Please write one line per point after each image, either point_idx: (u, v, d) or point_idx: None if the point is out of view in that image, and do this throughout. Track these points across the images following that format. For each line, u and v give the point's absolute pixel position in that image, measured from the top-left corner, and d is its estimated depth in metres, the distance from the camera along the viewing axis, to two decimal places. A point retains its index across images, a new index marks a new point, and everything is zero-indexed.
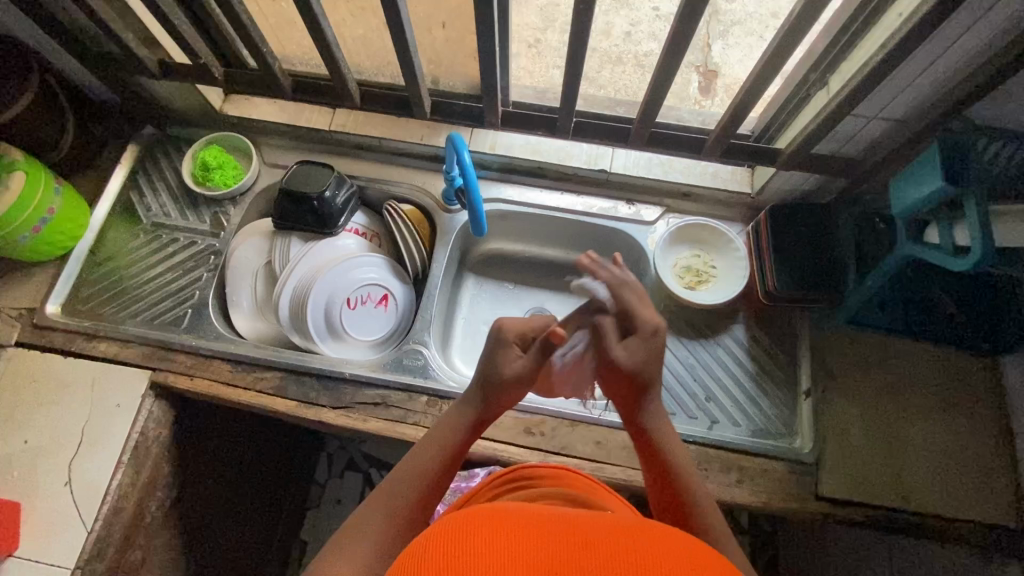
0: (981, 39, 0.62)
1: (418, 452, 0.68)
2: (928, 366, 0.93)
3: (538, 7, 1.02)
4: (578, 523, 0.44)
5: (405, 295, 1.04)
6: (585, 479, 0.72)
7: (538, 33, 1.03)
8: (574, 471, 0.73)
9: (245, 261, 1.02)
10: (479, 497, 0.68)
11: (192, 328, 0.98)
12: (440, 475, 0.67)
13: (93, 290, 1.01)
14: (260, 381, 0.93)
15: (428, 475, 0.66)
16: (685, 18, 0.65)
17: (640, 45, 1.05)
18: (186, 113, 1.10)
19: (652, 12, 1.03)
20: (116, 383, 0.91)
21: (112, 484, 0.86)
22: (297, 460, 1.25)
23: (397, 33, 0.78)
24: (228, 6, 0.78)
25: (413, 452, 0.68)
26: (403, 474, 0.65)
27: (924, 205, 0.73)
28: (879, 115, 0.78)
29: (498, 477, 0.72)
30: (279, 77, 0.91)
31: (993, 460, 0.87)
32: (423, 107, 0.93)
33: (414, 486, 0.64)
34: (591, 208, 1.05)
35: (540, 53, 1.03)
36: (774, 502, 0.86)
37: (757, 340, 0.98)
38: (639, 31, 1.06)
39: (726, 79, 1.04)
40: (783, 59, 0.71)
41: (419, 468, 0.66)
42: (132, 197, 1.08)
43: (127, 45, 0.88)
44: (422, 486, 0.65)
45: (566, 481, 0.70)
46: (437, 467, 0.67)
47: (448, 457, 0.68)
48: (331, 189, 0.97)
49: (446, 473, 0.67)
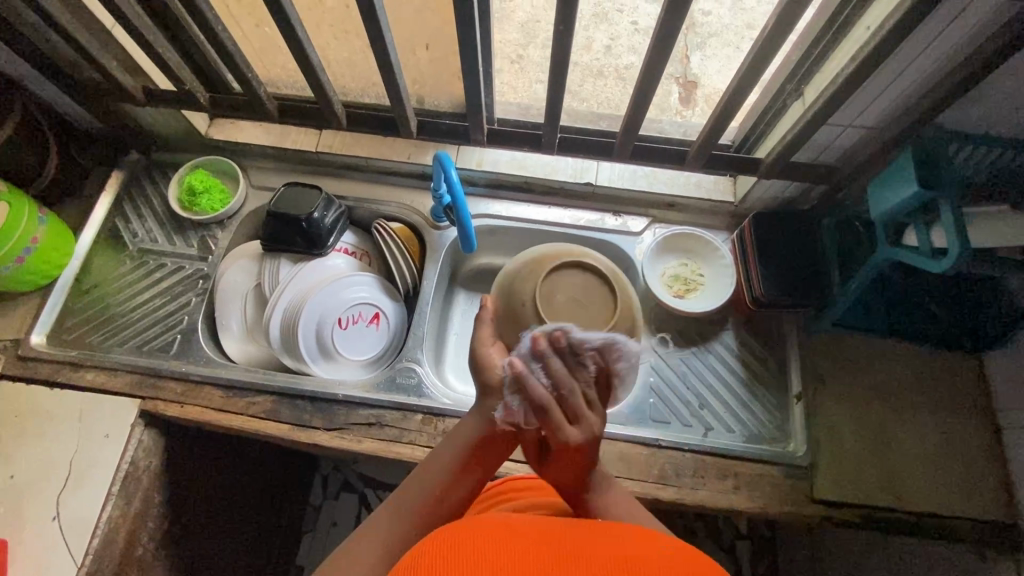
0: (944, 51, 0.65)
1: (438, 455, 0.64)
2: (916, 366, 0.95)
3: (519, 24, 1.09)
4: (572, 533, 0.46)
5: (396, 314, 1.04)
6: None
7: (520, 49, 1.09)
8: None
9: (234, 284, 1.02)
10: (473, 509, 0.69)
11: (182, 354, 0.97)
12: (460, 478, 0.62)
13: (79, 319, 1.00)
14: (253, 406, 0.93)
15: (444, 480, 0.61)
16: (663, 35, 0.67)
17: (620, 58, 1.09)
18: (171, 138, 1.10)
19: (631, 27, 1.09)
20: (104, 413, 0.90)
21: (102, 516, 0.84)
22: (293, 484, 1.24)
23: (383, 57, 0.79)
24: (213, 32, 0.79)
25: (433, 455, 0.64)
26: (417, 483, 0.62)
27: (900, 208, 0.75)
28: (854, 124, 0.80)
29: (488, 491, 0.72)
30: (266, 101, 0.92)
31: (982, 457, 0.89)
32: (410, 127, 0.94)
33: (426, 494, 0.60)
34: (579, 221, 1.07)
35: (523, 68, 1.07)
36: (769, 507, 0.87)
37: (746, 346, 0.99)
38: (619, 45, 1.11)
39: (705, 90, 1.08)
40: (760, 72, 0.73)
41: (436, 473, 0.62)
42: (118, 223, 1.07)
43: (111, 74, 0.88)
44: (438, 494, 0.60)
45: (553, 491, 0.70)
46: (454, 469, 0.62)
47: (468, 458, 0.63)
48: (319, 210, 0.98)
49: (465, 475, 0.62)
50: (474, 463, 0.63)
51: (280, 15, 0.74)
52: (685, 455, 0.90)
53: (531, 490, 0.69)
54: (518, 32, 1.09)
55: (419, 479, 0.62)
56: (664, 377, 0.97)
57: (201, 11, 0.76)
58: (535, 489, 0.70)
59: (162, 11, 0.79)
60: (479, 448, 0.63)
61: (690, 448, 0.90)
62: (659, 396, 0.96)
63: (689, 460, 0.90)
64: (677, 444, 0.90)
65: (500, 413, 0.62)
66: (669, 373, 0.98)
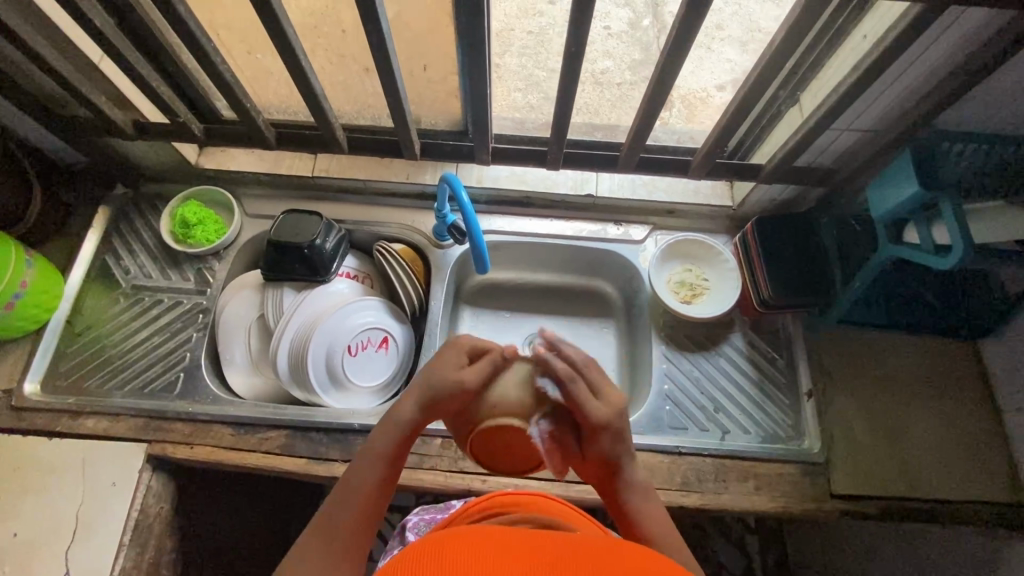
0: (938, 59, 0.68)
1: (358, 467, 0.63)
2: (917, 356, 0.97)
3: (496, 35, 1.10)
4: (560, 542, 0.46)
5: (404, 336, 1.02)
6: (557, 502, 0.74)
7: (496, 59, 1.10)
8: (547, 497, 0.74)
9: (236, 317, 0.99)
10: (461, 518, 0.70)
11: (187, 392, 0.94)
12: (383, 488, 0.62)
13: (73, 363, 0.97)
14: (266, 442, 0.90)
15: (371, 489, 0.61)
16: (672, 52, 0.68)
17: (595, 64, 1.11)
18: (159, 169, 1.07)
19: (604, 32, 1.12)
20: (110, 461, 0.87)
21: (116, 569, 0.81)
22: (301, 514, 1.21)
23: (389, 82, 0.78)
24: (211, 64, 0.77)
25: (353, 466, 0.63)
26: (344, 494, 0.62)
27: (900, 208, 0.77)
28: (850, 128, 0.82)
29: (476, 505, 0.72)
30: (263, 129, 0.90)
31: (986, 439, 0.92)
32: (414, 149, 0.94)
33: (352, 509, 0.60)
34: (581, 232, 1.07)
35: (501, 77, 1.09)
36: (791, 505, 0.88)
37: (755, 346, 1.01)
38: (595, 49, 1.13)
39: (680, 92, 1.07)
40: (763, 84, 0.74)
41: (357, 487, 0.61)
42: (107, 260, 1.03)
43: (100, 109, 0.85)
44: (365, 506, 0.61)
45: (541, 505, 0.72)
46: (379, 480, 0.62)
47: (390, 468, 0.63)
48: (320, 236, 0.96)
49: (388, 484, 0.63)
50: (396, 470, 0.64)
51: (284, 44, 0.73)
52: (705, 460, 0.91)
53: (520, 506, 0.71)
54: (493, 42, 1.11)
55: (342, 497, 0.61)
56: (678, 383, 0.98)
57: (200, 43, 0.75)
58: (524, 504, 0.71)
59: (157, 44, 0.77)
60: (398, 451, 0.64)
61: (709, 453, 0.91)
62: (675, 403, 0.96)
63: (710, 464, 0.91)
64: (696, 450, 0.91)
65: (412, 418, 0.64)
66: (682, 378, 0.99)
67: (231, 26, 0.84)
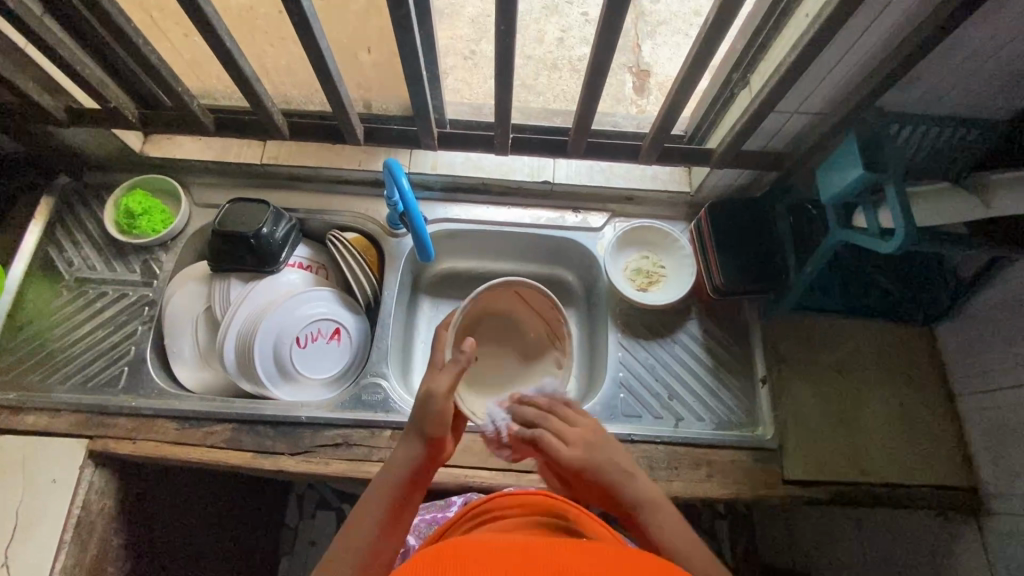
0: (879, 37, 0.67)
1: (363, 509, 0.63)
2: (872, 341, 0.97)
3: (469, 20, 1.08)
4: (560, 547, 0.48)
5: (358, 327, 1.00)
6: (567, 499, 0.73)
7: (472, 45, 1.08)
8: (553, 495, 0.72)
9: (182, 309, 0.97)
10: (457, 528, 0.69)
11: (131, 387, 0.92)
12: (390, 531, 0.62)
13: (14, 358, 0.94)
14: (210, 436, 0.88)
15: (381, 528, 0.61)
16: (605, 32, 0.66)
17: (573, 50, 1.09)
18: (104, 158, 1.04)
19: (581, 18, 1.10)
20: (49, 458, 0.85)
21: (54, 568, 0.79)
22: (267, 507, 1.20)
23: (320, 64, 0.75)
24: (135, 48, 0.74)
25: (359, 508, 0.63)
26: (358, 521, 0.62)
27: (848, 191, 0.75)
28: (799, 110, 0.81)
29: (473, 508, 0.72)
30: (200, 115, 0.87)
31: (939, 423, 0.92)
32: (356, 135, 0.91)
33: (360, 553, 0.59)
34: (539, 220, 1.06)
35: (476, 63, 1.06)
36: (743, 492, 0.88)
37: (710, 334, 1.00)
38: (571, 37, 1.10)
39: (657, 79, 1.08)
40: (705, 66, 0.72)
41: (364, 530, 0.61)
42: (51, 252, 1.01)
43: (27, 95, 0.82)
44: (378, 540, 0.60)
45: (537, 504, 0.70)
46: (388, 516, 0.62)
47: (395, 510, 0.63)
48: (268, 225, 0.94)
49: (396, 527, 0.63)
50: (402, 512, 0.64)
51: (205, 27, 0.69)
52: (657, 447, 0.91)
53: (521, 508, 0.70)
54: (468, 27, 1.08)
55: (350, 534, 0.61)
56: (632, 370, 0.97)
57: (120, 26, 0.72)
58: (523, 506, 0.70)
59: (76, 26, 0.74)
60: (406, 491, 0.65)
61: (662, 440, 0.91)
62: (629, 391, 0.96)
63: (662, 452, 0.90)
64: (650, 437, 0.90)
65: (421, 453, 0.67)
66: (637, 366, 0.98)
67: (163, 7, 0.82)
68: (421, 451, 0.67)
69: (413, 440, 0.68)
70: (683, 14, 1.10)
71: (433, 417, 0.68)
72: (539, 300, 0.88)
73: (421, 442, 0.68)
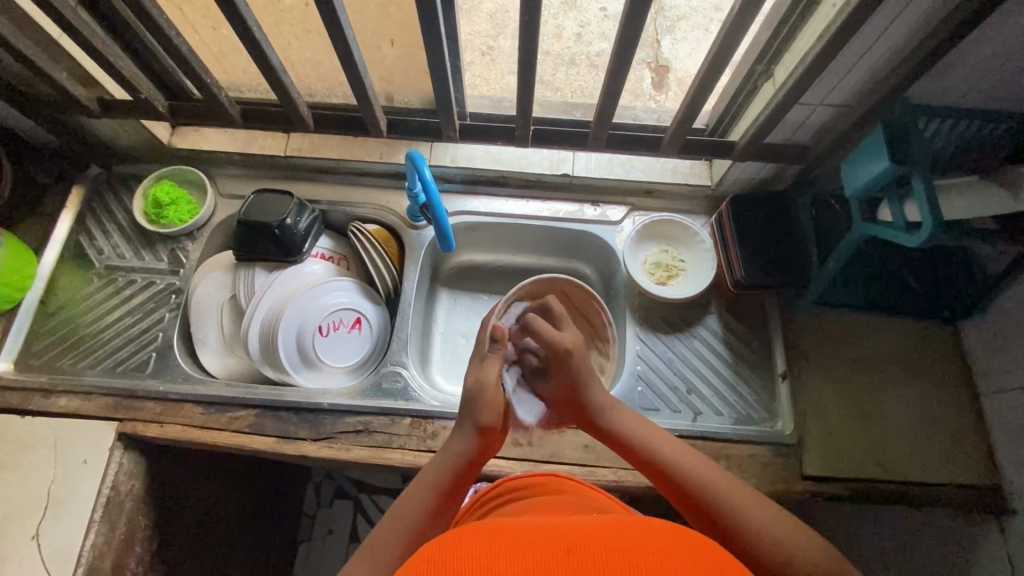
0: (907, 27, 0.66)
1: (412, 493, 0.66)
2: (894, 337, 0.96)
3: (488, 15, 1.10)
4: (589, 532, 0.45)
5: (378, 317, 1.02)
6: (570, 480, 0.77)
7: (493, 41, 1.09)
8: (561, 476, 0.77)
9: (208, 298, 0.99)
10: (472, 514, 0.72)
11: (159, 372, 0.95)
12: (436, 517, 0.65)
13: (46, 343, 0.97)
14: (235, 421, 0.90)
15: (424, 518, 0.64)
16: (627, 27, 0.67)
17: (591, 46, 1.09)
18: (132, 149, 1.07)
19: (600, 13, 1.10)
20: (80, 439, 0.87)
21: (85, 546, 0.82)
22: (285, 495, 1.23)
23: (347, 57, 0.76)
24: (167, 39, 0.76)
25: (408, 494, 0.66)
26: (406, 503, 0.65)
27: (874, 183, 0.75)
28: (824, 102, 0.81)
29: (485, 494, 0.76)
30: (227, 105, 0.89)
31: (963, 420, 0.91)
32: (379, 126, 0.92)
33: (405, 538, 0.62)
34: (558, 213, 1.06)
35: (494, 59, 1.07)
36: (763, 488, 0.88)
37: (730, 328, 0.99)
38: (590, 31, 1.10)
39: (677, 74, 1.08)
40: (729, 59, 0.72)
41: (409, 520, 0.63)
42: (81, 241, 1.03)
43: (61, 86, 0.85)
44: (422, 525, 0.63)
45: (550, 486, 0.74)
46: (436, 504, 0.65)
47: (443, 496, 0.66)
48: (291, 216, 0.95)
49: (439, 518, 0.65)
50: (451, 500, 0.67)
51: (236, 19, 0.71)
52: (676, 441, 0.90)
53: (528, 489, 0.73)
54: (487, 23, 1.10)
55: (398, 515, 0.64)
56: (650, 363, 0.97)
57: (152, 16, 0.73)
58: (538, 487, 0.73)
59: (111, 18, 0.76)
60: (454, 486, 0.67)
61: (681, 434, 0.91)
62: (647, 383, 0.96)
63: None
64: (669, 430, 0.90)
65: (472, 448, 0.69)
66: (656, 359, 0.98)
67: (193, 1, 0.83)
68: (474, 445, 0.69)
69: (468, 429, 0.70)
70: (703, 9, 1.09)
71: (486, 408, 0.71)
72: (584, 299, 0.91)
73: (474, 434, 0.70)
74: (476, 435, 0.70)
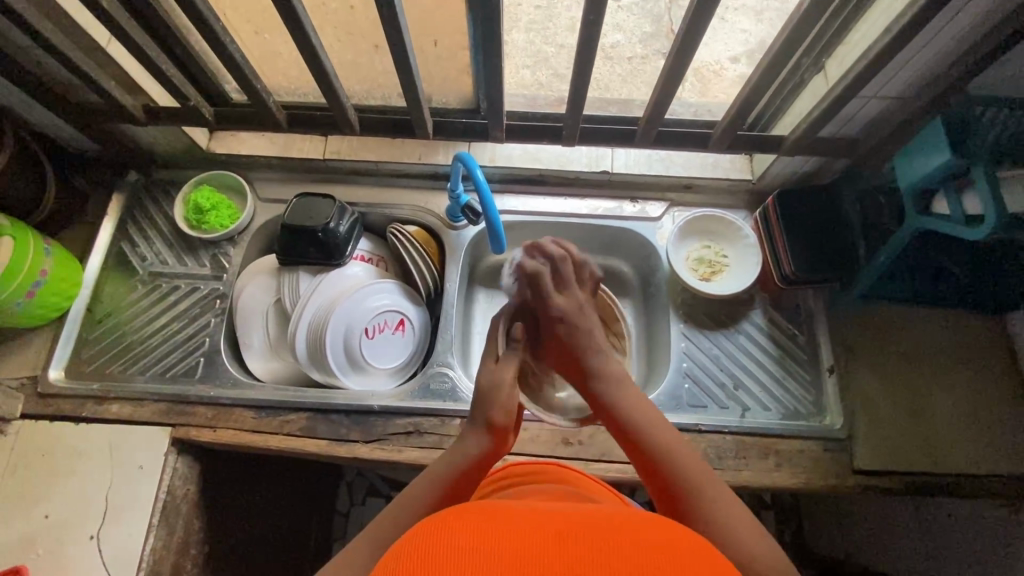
0: (972, 22, 0.64)
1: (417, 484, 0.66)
2: (940, 329, 0.96)
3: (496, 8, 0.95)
4: (599, 522, 0.44)
5: (420, 318, 1.02)
6: (577, 472, 0.79)
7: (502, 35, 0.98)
8: (569, 468, 0.79)
9: (253, 302, 1.00)
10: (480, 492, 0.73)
11: (207, 376, 0.95)
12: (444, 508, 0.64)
13: (94, 350, 0.98)
14: (288, 424, 0.91)
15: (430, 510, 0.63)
16: (692, 25, 0.66)
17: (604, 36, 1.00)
18: (171, 155, 1.07)
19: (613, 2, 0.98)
20: (136, 445, 0.88)
21: (146, 550, 0.83)
22: (320, 496, 1.23)
23: (402, 60, 0.76)
24: (221, 47, 0.76)
25: (415, 484, 0.66)
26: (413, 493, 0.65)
27: (931, 177, 0.74)
28: (878, 94, 0.80)
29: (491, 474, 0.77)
30: (274, 110, 0.89)
31: (1013, 411, 0.90)
32: (427, 127, 0.92)
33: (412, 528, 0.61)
34: (597, 210, 1.05)
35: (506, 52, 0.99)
36: (814, 482, 0.88)
37: (775, 323, 0.99)
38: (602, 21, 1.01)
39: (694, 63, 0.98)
40: (789, 54, 0.71)
41: (415, 509, 0.63)
42: (124, 247, 1.04)
43: (109, 94, 0.85)
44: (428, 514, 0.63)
45: (558, 475, 0.75)
46: (443, 497, 0.64)
47: (451, 488, 0.65)
48: (334, 219, 0.95)
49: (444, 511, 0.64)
50: (458, 495, 0.65)
51: (294, 24, 0.71)
52: (725, 437, 0.91)
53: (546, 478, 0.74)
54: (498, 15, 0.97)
55: (403, 507, 0.63)
56: (696, 360, 0.97)
57: (208, 23, 0.73)
58: (545, 474, 0.75)
59: (164, 27, 0.76)
60: (462, 480, 0.66)
61: (731, 430, 0.91)
62: (693, 379, 0.96)
63: (731, 441, 0.90)
64: (718, 427, 0.91)
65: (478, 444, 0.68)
66: (701, 355, 0.98)
67: (237, 5, 0.82)
68: (485, 442, 0.68)
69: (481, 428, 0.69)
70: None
71: (497, 407, 0.69)
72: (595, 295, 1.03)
73: (488, 433, 0.69)
74: (488, 435, 0.69)
